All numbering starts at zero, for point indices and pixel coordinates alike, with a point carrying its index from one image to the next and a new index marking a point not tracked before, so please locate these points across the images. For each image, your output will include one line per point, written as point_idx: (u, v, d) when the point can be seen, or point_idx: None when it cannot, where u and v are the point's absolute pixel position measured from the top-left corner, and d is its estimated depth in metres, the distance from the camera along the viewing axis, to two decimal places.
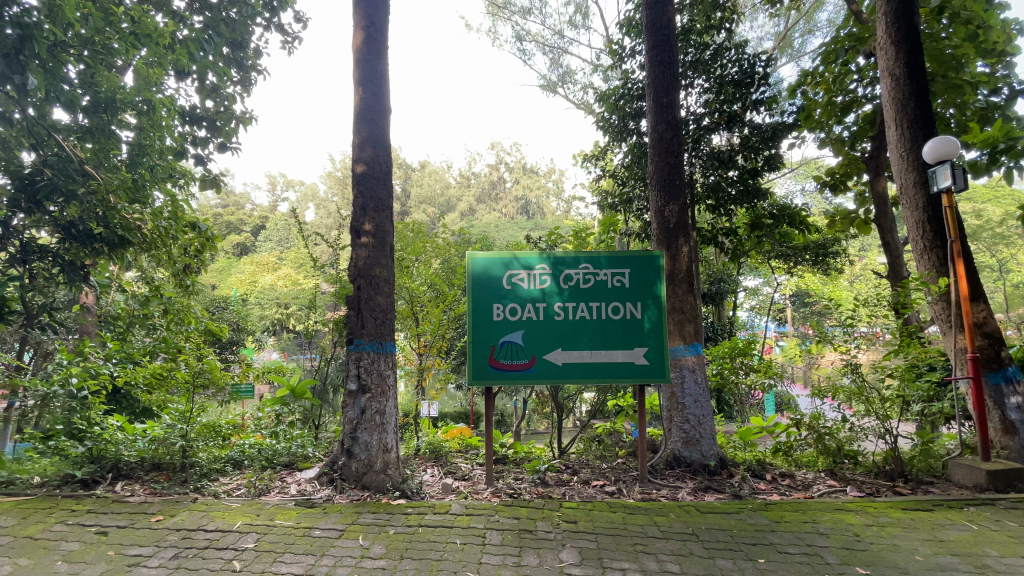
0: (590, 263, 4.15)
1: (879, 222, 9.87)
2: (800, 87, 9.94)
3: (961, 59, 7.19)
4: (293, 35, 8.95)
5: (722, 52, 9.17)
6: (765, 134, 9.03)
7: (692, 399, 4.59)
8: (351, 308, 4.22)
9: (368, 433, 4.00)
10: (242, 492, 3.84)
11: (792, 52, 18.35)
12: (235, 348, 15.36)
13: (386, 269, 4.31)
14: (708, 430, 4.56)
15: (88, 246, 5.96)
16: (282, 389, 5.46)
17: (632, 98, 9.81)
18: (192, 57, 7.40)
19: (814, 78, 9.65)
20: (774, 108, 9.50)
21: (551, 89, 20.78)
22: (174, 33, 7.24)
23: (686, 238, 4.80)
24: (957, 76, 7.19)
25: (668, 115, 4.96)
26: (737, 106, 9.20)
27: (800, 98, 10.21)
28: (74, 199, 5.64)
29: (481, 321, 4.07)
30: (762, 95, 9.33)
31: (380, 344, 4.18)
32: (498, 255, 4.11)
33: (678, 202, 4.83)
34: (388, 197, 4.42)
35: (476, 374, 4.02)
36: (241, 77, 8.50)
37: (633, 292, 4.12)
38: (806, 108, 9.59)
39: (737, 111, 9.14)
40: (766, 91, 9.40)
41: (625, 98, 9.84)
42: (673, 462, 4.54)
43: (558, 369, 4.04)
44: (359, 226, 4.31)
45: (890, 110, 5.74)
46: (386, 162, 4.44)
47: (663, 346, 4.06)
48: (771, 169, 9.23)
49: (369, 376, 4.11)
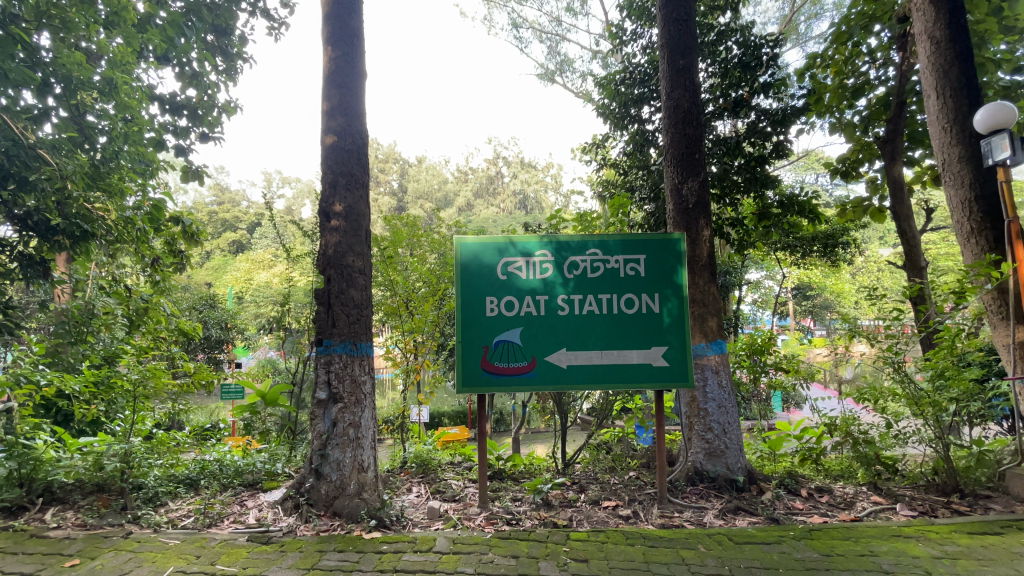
0: (599, 249, 3.54)
1: (896, 210, 9.24)
2: (809, 71, 9.39)
3: (981, 36, 6.56)
4: (277, 20, 8.43)
5: (728, 34, 8.61)
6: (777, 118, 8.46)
7: (715, 404, 4.03)
8: (320, 304, 3.60)
9: (340, 449, 3.42)
10: (189, 522, 3.25)
11: (796, 38, 17.73)
12: (224, 347, 14.79)
13: (361, 259, 3.69)
14: (735, 439, 4.00)
15: (49, 239, 5.47)
16: (252, 395, 4.88)
17: (635, 82, 9.20)
18: (172, 43, 6.66)
19: (823, 60, 8.99)
20: (782, 92, 8.93)
21: (549, 79, 20.19)
22: (152, 17, 6.48)
23: (707, 220, 4.18)
24: (980, 53, 6.60)
25: (685, 80, 4.34)
26: (744, 91, 8.67)
27: (809, 82, 9.64)
28: (26, 186, 5.06)
29: (472, 317, 3.47)
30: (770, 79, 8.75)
31: (354, 346, 3.57)
32: (491, 239, 3.51)
33: (697, 178, 4.20)
34: (363, 174, 3.80)
35: (467, 379, 3.42)
36: (226, 65, 7.90)
37: (649, 283, 3.52)
38: (816, 92, 8.97)
39: (743, 96, 8.58)
40: (774, 74, 8.81)
41: (626, 83, 9.23)
42: (694, 478, 3.97)
43: (562, 373, 3.44)
44: (328, 207, 3.70)
45: (929, 78, 5.11)
46: (361, 135, 3.82)
47: (686, 345, 3.46)
48: (779, 157, 8.74)
49: (341, 383, 3.51)
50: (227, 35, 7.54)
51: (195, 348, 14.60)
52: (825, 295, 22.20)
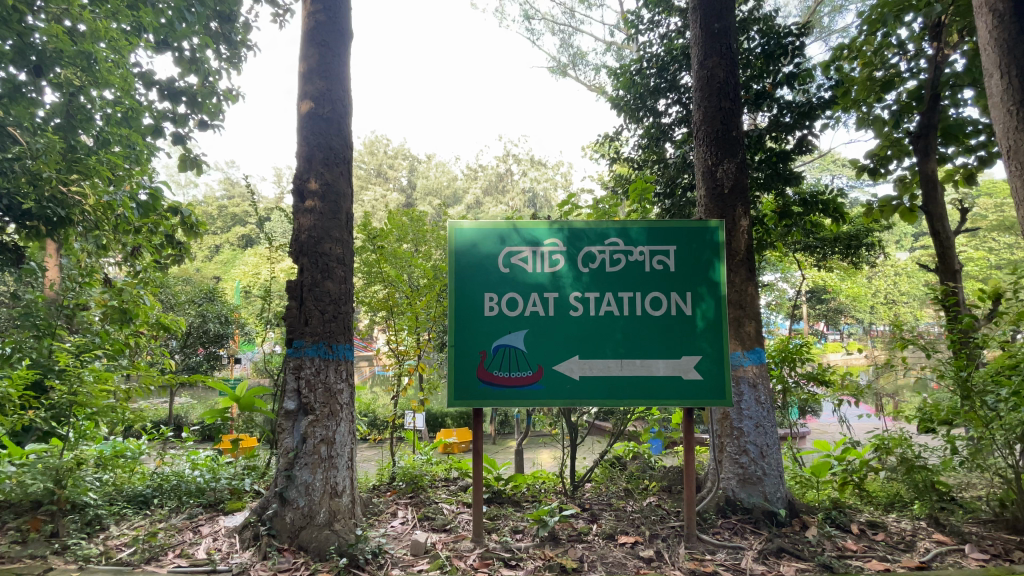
0: (620, 238, 2.97)
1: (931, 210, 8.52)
2: (836, 62, 8.75)
3: None
4: (279, 6, 7.96)
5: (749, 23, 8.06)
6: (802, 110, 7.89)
7: (752, 423, 3.47)
8: (290, 298, 3.05)
9: (309, 470, 2.90)
10: (126, 556, 2.75)
11: (818, 32, 17.00)
12: (223, 342, 14.40)
13: (340, 246, 3.14)
14: (774, 463, 3.45)
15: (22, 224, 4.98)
16: (224, 400, 4.39)
17: (651, 72, 8.60)
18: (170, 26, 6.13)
19: (851, 51, 8.35)
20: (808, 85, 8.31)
21: (561, 72, 19.59)
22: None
23: (745, 207, 3.59)
24: None
25: (720, 46, 3.77)
26: (767, 83, 8.09)
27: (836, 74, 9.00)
28: None
29: (468, 317, 2.92)
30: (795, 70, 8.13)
31: (328, 349, 3.01)
32: (491, 225, 2.96)
33: (734, 159, 3.62)
34: (344, 148, 3.25)
35: (460, 392, 2.86)
36: (230, 54, 7.34)
37: (679, 280, 2.95)
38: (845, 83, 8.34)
39: (766, 88, 8.00)
40: (800, 64, 8.20)
41: (641, 72, 8.64)
42: (726, 508, 3.42)
43: (573, 386, 2.88)
44: (302, 185, 3.14)
45: (992, 62, 2.92)
46: (343, 102, 3.28)
47: (723, 354, 2.89)
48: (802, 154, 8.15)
49: (312, 392, 2.97)
50: (230, 22, 7.01)
51: (194, 343, 14.21)
52: (841, 299, 21.44)
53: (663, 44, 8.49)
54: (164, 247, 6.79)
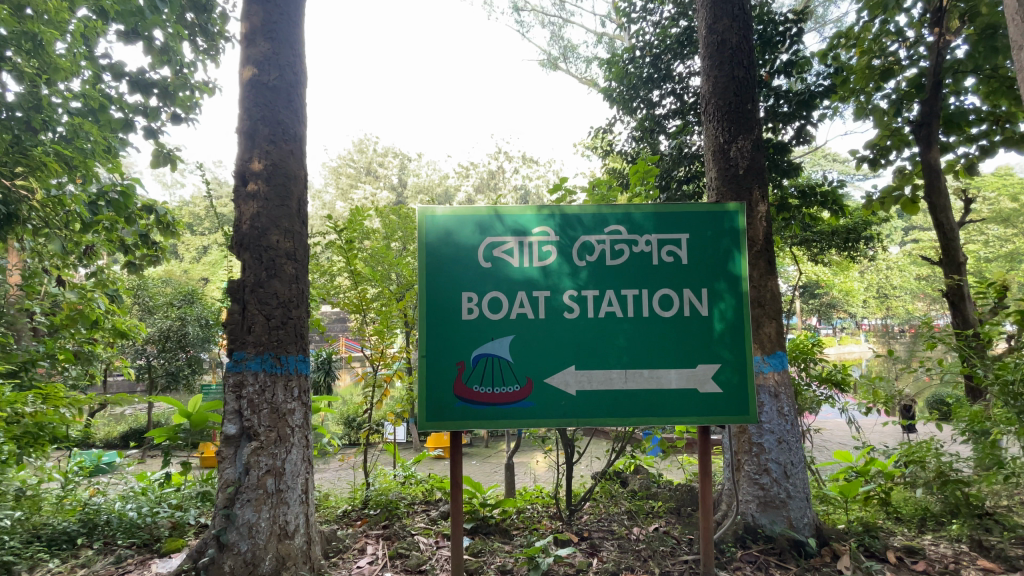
0: (623, 225, 2.50)
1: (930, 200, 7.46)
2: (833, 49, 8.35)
3: None
4: None
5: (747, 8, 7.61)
6: (802, 97, 7.49)
7: (774, 439, 3.03)
8: (232, 301, 2.56)
9: (253, 507, 2.42)
10: None
11: (813, 22, 16.65)
12: (203, 346, 13.85)
13: (290, 239, 2.64)
14: (799, 485, 3.00)
15: None
16: (176, 416, 3.86)
17: (644, 61, 8.15)
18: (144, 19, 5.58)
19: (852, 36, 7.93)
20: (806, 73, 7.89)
21: (553, 65, 19.12)
22: None
23: (763, 191, 3.13)
24: None
25: (732, 8, 3.31)
26: (764, 70, 7.66)
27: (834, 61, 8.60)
28: None
29: (443, 321, 2.43)
30: (794, 57, 7.70)
31: (275, 361, 2.52)
32: (469, 211, 2.48)
33: (750, 135, 3.16)
34: (294, 123, 2.75)
35: (434, 412, 2.38)
36: (208, 47, 6.71)
37: (693, 274, 2.48)
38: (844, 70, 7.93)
39: (763, 76, 7.57)
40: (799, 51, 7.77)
41: (635, 61, 8.19)
42: (745, 537, 2.98)
43: (569, 403, 2.41)
44: (244, 165, 2.64)
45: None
46: (293, 69, 2.78)
47: (745, 362, 2.43)
48: (801, 144, 7.74)
49: (256, 414, 2.48)
50: (205, 12, 6.45)
51: (173, 347, 13.64)
52: (835, 295, 21.23)
53: (657, 32, 8.04)
54: (139, 249, 6.06)
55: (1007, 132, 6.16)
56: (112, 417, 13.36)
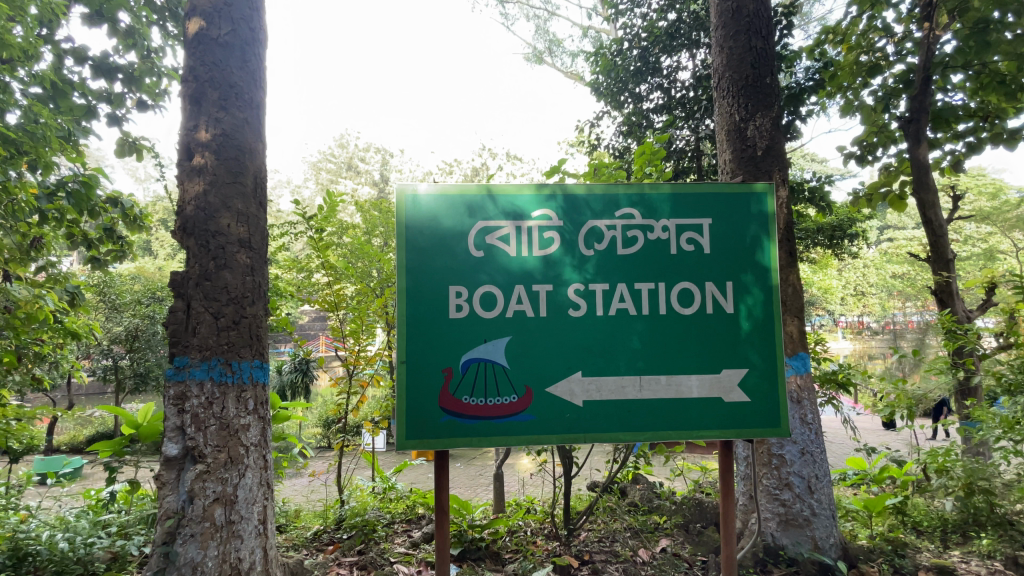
0: (637, 208, 2.16)
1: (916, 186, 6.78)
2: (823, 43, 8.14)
3: None
4: None
5: None
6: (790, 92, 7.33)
7: (797, 449, 2.74)
8: (174, 297, 2.16)
9: (198, 544, 2.02)
10: None
11: (797, 20, 16.57)
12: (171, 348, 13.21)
13: (244, 223, 2.24)
14: (824, 501, 2.73)
15: None
16: (123, 427, 3.39)
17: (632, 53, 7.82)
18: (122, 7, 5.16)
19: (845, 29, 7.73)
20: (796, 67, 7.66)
21: (537, 59, 18.75)
22: None
23: (783, 174, 2.83)
24: None
25: None
26: None
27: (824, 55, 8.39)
28: None
29: (426, 320, 2.05)
30: (785, 50, 7.46)
31: (225, 368, 2.12)
32: (457, 191, 2.11)
33: (769, 112, 2.85)
34: (249, 87, 2.34)
35: (415, 429, 2.00)
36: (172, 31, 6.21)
37: (716, 265, 2.15)
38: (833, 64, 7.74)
39: None
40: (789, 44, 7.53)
41: (622, 53, 7.86)
42: (766, 559, 2.68)
43: (574, 416, 2.06)
44: (190, 136, 2.23)
45: None
46: (248, 24, 2.37)
47: (776, 367, 2.11)
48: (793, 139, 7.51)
49: (203, 431, 2.08)
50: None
51: (139, 349, 12.96)
52: (816, 293, 21.35)
53: (645, 24, 7.72)
54: (104, 243, 5.35)
55: (994, 130, 5.61)
56: (76, 421, 12.68)
